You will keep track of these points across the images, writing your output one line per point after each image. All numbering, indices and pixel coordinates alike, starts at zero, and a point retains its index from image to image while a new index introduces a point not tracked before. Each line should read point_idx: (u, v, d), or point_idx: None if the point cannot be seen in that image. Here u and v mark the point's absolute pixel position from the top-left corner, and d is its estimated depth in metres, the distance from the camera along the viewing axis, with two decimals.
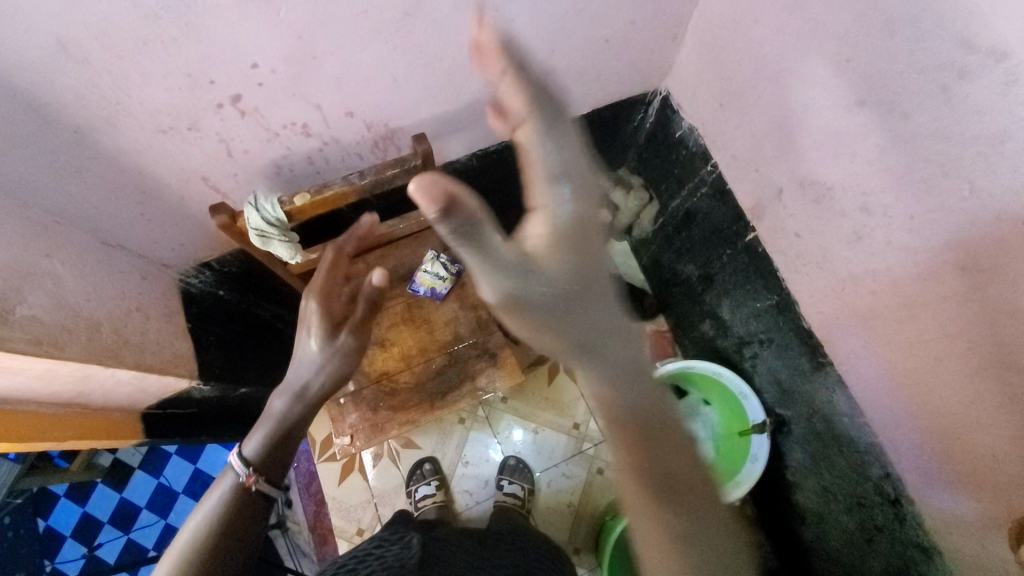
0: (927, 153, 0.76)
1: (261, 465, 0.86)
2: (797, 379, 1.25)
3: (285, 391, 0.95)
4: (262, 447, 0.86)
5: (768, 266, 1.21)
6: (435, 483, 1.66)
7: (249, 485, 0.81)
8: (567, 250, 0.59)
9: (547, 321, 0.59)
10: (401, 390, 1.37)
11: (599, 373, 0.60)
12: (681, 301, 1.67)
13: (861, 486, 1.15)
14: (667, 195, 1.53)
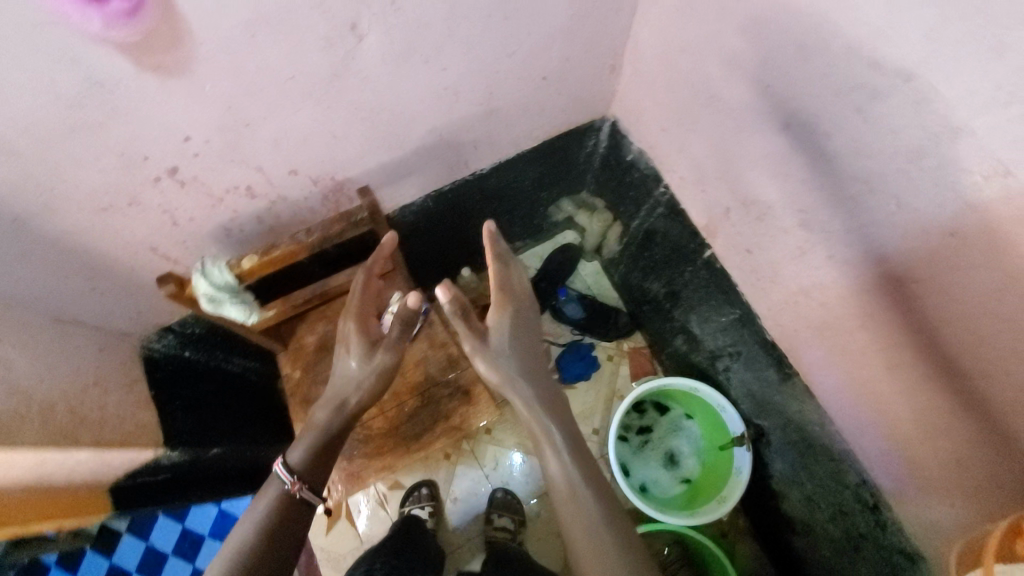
0: (852, 171, 0.78)
1: (303, 472, 1.03)
2: (767, 391, 1.25)
3: (327, 404, 1.13)
4: (303, 455, 1.05)
5: (727, 282, 1.22)
6: (429, 507, 1.65)
7: (294, 492, 0.99)
8: (508, 332, 1.15)
9: (495, 366, 1.11)
10: (376, 432, 1.37)
11: (520, 392, 1.10)
12: (652, 319, 1.68)
13: (842, 496, 1.15)
14: (628, 216, 1.54)
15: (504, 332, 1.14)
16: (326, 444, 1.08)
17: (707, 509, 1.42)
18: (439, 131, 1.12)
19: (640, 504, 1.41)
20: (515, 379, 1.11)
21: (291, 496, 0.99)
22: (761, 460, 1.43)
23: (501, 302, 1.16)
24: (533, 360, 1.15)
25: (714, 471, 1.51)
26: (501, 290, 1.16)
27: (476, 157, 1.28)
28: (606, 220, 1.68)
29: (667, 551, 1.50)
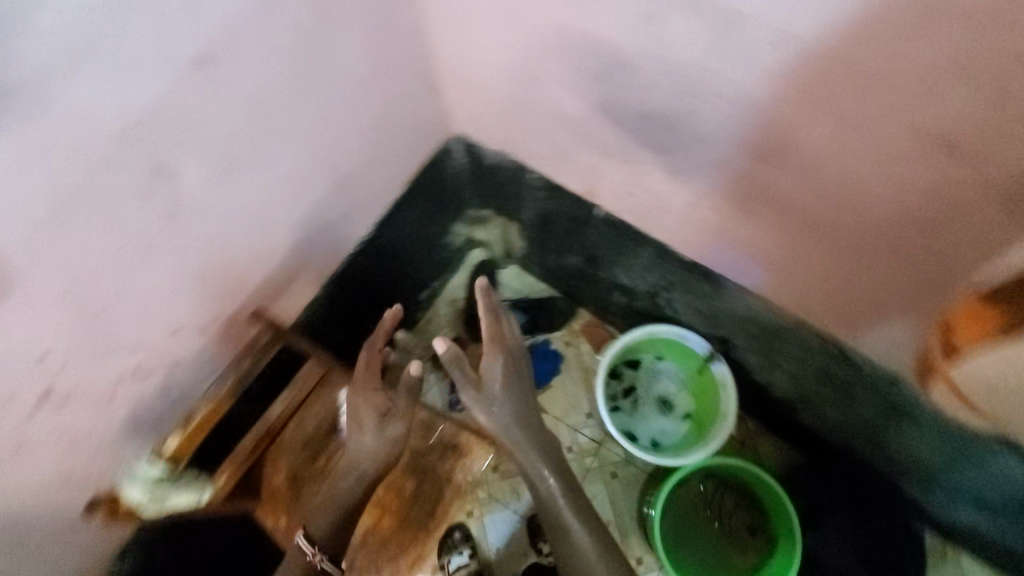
0: (671, 87, 0.83)
1: (325, 538, 1.13)
2: (707, 301, 1.32)
3: (346, 473, 1.13)
4: (324, 523, 1.12)
5: (628, 228, 1.28)
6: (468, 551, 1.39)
7: (315, 563, 1.11)
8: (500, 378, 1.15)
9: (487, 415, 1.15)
10: (387, 504, 1.37)
11: (513, 435, 1.16)
12: (587, 290, 1.71)
13: (811, 357, 1.23)
14: (517, 212, 1.57)
15: (499, 383, 1.14)
16: (350, 512, 1.14)
17: (714, 432, 1.48)
18: (304, 221, 1.10)
19: (662, 463, 1.44)
20: (514, 431, 1.15)
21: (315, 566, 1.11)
22: (735, 362, 1.51)
23: (491, 351, 1.15)
24: (526, 403, 1.18)
25: (702, 392, 1.57)
26: (492, 340, 1.15)
27: (350, 226, 1.26)
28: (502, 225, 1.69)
29: (703, 490, 1.54)
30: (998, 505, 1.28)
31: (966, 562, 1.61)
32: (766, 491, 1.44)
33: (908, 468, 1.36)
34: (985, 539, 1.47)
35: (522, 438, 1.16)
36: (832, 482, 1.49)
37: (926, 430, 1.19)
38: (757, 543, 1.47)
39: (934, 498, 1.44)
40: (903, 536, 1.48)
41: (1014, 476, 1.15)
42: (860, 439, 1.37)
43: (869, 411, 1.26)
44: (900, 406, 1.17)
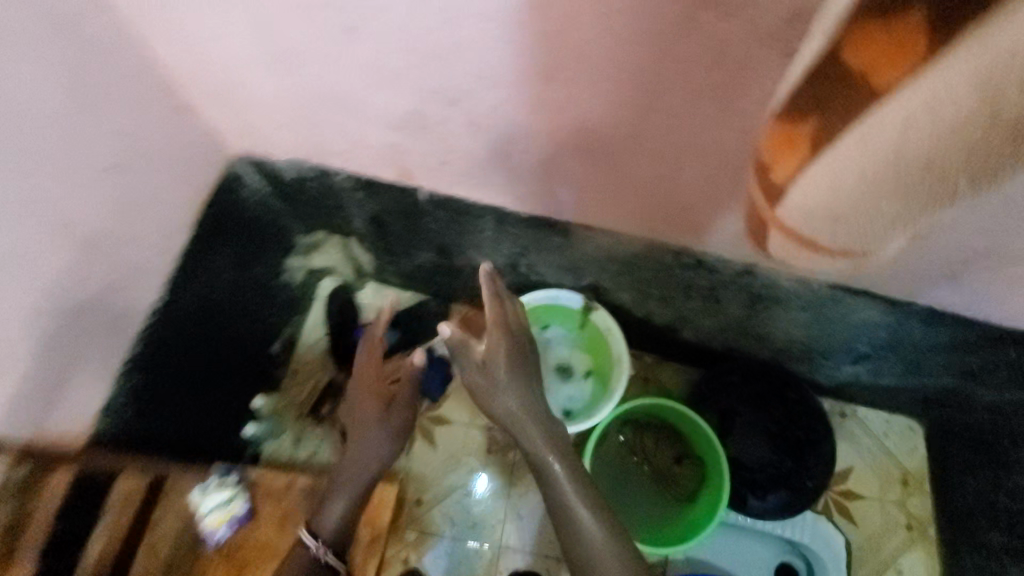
0: (413, 45, 0.78)
1: (330, 534, 1.04)
2: (561, 254, 1.28)
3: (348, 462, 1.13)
4: (338, 510, 1.06)
5: (460, 204, 1.18)
6: None
7: (322, 556, 1.01)
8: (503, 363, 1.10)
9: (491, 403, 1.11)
10: None
11: (520, 422, 1.10)
12: (450, 281, 1.63)
13: (673, 274, 1.24)
14: (344, 224, 1.43)
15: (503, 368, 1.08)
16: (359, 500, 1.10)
17: (614, 378, 1.45)
18: (64, 304, 0.90)
19: (579, 427, 1.39)
20: (518, 412, 1.10)
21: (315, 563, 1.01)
22: (611, 305, 1.50)
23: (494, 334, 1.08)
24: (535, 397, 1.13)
25: (595, 345, 1.52)
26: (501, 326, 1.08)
27: (136, 296, 1.06)
28: (339, 245, 1.62)
29: (626, 439, 1.50)
30: (871, 351, 1.36)
31: (860, 409, 1.77)
32: (681, 416, 1.44)
33: (789, 343, 1.44)
34: (871, 385, 1.59)
35: (526, 415, 1.10)
36: (735, 383, 1.58)
37: (789, 305, 1.23)
38: (690, 471, 1.43)
39: (818, 363, 1.54)
40: (807, 411, 1.55)
41: (872, 321, 1.22)
42: (743, 330, 1.43)
43: (738, 305, 1.30)
44: (759, 292, 1.22)
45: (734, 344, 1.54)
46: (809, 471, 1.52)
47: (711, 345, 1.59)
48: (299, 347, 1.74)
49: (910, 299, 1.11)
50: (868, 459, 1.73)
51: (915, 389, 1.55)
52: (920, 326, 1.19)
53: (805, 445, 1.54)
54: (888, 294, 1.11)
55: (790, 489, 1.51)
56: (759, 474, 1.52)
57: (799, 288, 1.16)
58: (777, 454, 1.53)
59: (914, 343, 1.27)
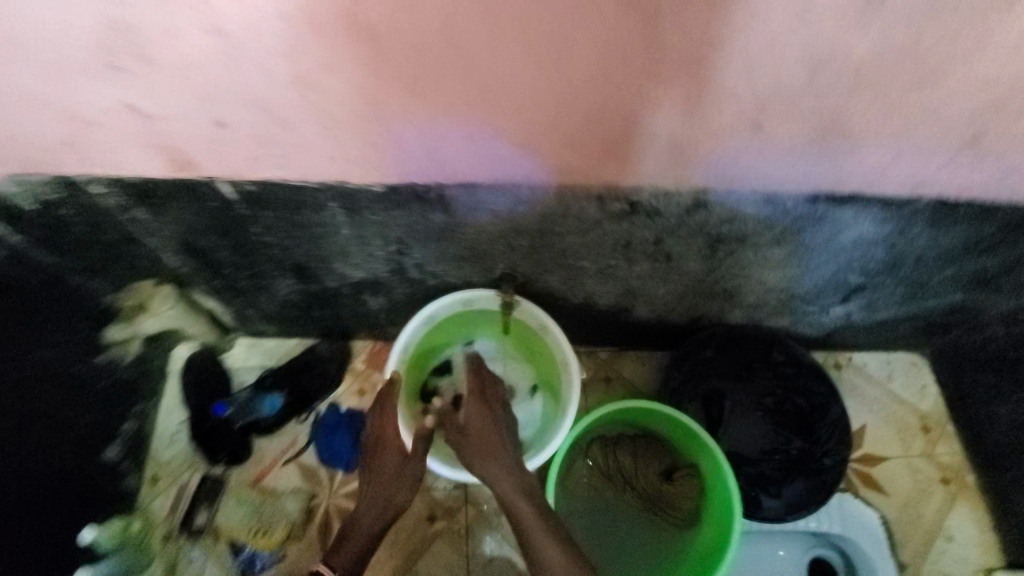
0: None
1: None
2: (452, 238, 0.94)
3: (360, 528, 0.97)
4: None
5: (283, 195, 0.82)
6: None
7: None
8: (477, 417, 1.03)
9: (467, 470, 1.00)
10: None
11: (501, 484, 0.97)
12: (334, 312, 1.26)
13: (604, 232, 0.91)
14: (157, 263, 1.03)
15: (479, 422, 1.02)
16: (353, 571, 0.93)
17: (563, 388, 1.12)
18: None
19: (534, 465, 1.04)
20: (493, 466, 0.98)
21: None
22: (540, 295, 1.17)
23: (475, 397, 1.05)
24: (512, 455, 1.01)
25: (531, 351, 1.21)
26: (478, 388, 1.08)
27: None
28: (177, 299, 1.22)
29: (598, 464, 1.14)
30: (862, 280, 1.09)
31: (856, 356, 1.51)
32: (662, 416, 1.09)
33: (764, 293, 1.15)
34: (865, 324, 1.33)
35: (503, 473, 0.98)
36: (711, 359, 1.28)
37: (760, 239, 0.94)
38: (687, 488, 1.08)
39: (801, 312, 1.26)
40: (802, 373, 1.27)
41: (866, 240, 0.93)
42: (707, 289, 1.13)
43: (696, 257, 1.00)
44: (718, 232, 0.91)
45: (700, 310, 1.24)
46: (825, 447, 1.22)
47: (673, 319, 1.29)
48: (154, 442, 1.28)
49: (912, 196, 0.83)
50: (879, 411, 1.46)
51: (915, 318, 1.29)
52: (924, 232, 0.92)
53: (811, 416, 1.24)
54: (883, 195, 0.83)
55: (809, 476, 1.19)
56: (767, 465, 1.21)
57: (769, 213, 0.86)
58: (780, 434, 1.23)
59: (916, 258, 1.00)
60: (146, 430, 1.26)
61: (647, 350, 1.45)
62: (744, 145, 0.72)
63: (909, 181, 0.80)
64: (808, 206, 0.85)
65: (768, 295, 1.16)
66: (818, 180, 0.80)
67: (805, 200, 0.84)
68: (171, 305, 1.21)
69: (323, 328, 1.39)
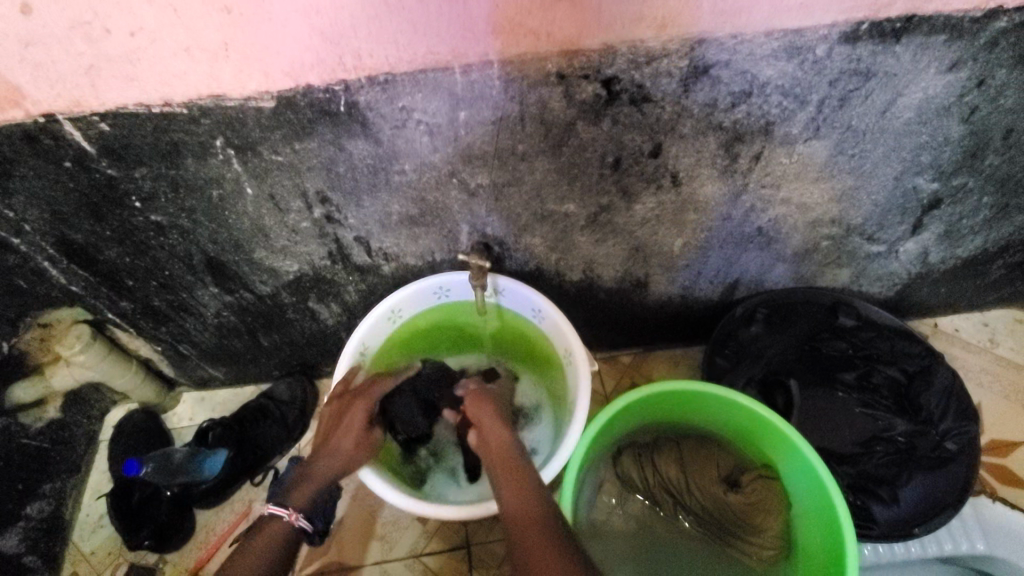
0: None
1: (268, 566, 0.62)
2: (390, 185, 0.73)
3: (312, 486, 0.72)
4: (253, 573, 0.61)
5: (153, 138, 0.64)
6: None
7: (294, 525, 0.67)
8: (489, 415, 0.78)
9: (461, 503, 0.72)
10: None
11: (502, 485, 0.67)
12: (280, 338, 1.03)
13: (583, 144, 0.69)
14: (43, 281, 0.84)
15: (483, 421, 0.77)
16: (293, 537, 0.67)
17: (570, 387, 0.83)
18: None
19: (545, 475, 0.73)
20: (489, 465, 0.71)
21: (293, 529, 0.67)
22: (527, 273, 0.93)
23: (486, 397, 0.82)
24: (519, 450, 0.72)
25: (528, 352, 0.95)
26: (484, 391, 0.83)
27: None
28: (99, 341, 0.96)
29: (635, 483, 0.84)
30: (936, 186, 0.83)
31: (944, 321, 1.18)
32: (717, 408, 0.81)
33: (811, 228, 0.88)
34: (949, 269, 1.03)
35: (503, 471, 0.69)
36: (760, 337, 1.00)
37: (792, 126, 0.70)
38: (762, 498, 0.78)
39: (864, 259, 0.98)
40: (882, 335, 0.98)
41: (933, 104, 0.70)
42: (736, 232, 0.87)
43: (712, 175, 0.76)
44: (734, 121, 0.68)
45: (733, 272, 0.97)
46: (940, 429, 0.90)
47: (700, 292, 1.02)
48: (74, 531, 1.06)
49: (988, 11, 0.61)
50: (992, 384, 1.11)
51: (1015, 249, 1.00)
52: (1013, 79, 0.69)
53: (913, 390, 0.93)
54: (948, 13, 0.60)
55: (930, 471, 0.87)
56: (870, 462, 0.89)
57: (795, 73, 0.64)
58: (878, 417, 0.91)
59: (1006, 131, 0.75)
60: (64, 514, 1.05)
61: (679, 346, 1.17)
62: None
63: None
64: (844, 53, 0.62)
65: (815, 232, 0.89)
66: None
67: (841, 42, 0.61)
68: (90, 350, 0.94)
69: (286, 365, 1.13)
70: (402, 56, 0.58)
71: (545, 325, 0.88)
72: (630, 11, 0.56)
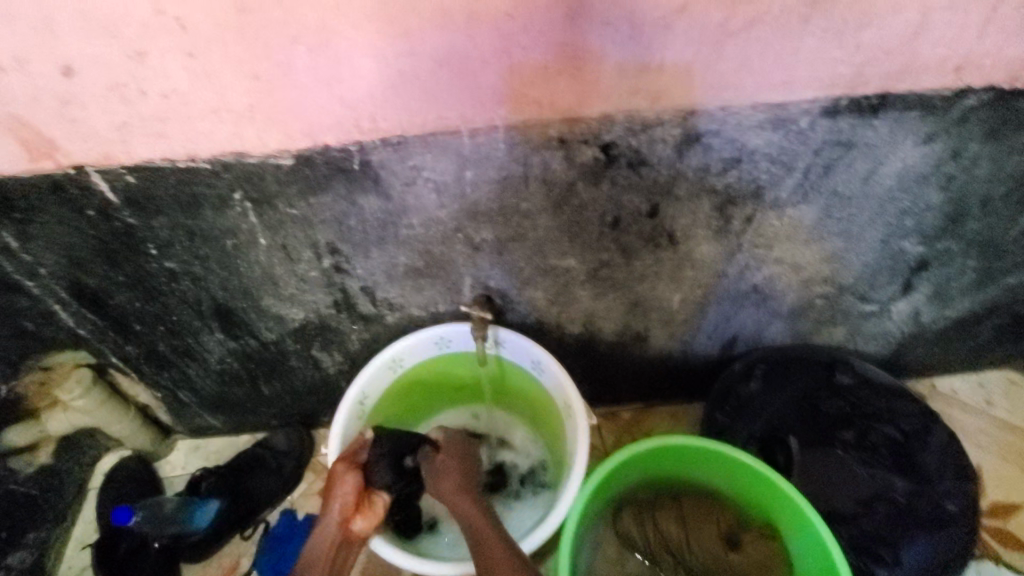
0: None
1: None
2: (398, 239, 0.76)
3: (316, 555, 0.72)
4: None
5: (174, 189, 0.68)
6: None
7: None
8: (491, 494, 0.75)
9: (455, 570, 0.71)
10: None
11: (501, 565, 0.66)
12: (281, 387, 1.03)
13: (584, 204, 0.73)
14: (51, 323, 0.85)
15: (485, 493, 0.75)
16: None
17: (569, 441, 0.83)
18: None
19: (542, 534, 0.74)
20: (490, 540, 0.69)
21: None
22: (528, 325, 0.94)
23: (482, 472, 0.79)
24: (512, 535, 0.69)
25: (528, 401, 0.95)
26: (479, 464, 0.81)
27: None
28: (100, 385, 0.95)
29: (635, 541, 0.83)
30: (922, 249, 0.86)
31: (941, 381, 1.19)
32: (717, 464, 0.80)
33: (804, 287, 0.91)
34: (942, 329, 1.05)
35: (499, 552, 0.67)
36: (760, 394, 1.00)
37: (781, 191, 0.74)
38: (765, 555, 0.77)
39: (857, 318, 0.99)
40: (878, 394, 0.99)
41: (913, 173, 0.74)
42: (732, 290, 0.90)
43: (707, 236, 0.79)
44: (726, 185, 0.72)
45: (730, 328, 0.99)
46: (940, 488, 0.90)
47: (698, 348, 1.03)
48: None
49: (956, 90, 0.66)
50: (993, 446, 1.10)
51: (1004, 310, 1.02)
52: (984, 152, 0.73)
53: (910, 447, 0.94)
54: (920, 92, 0.65)
55: (932, 531, 0.87)
56: (872, 522, 0.88)
57: (781, 142, 0.68)
58: (879, 476, 0.91)
59: (984, 199, 0.80)
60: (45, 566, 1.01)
61: (679, 402, 1.17)
62: (728, 28, 0.57)
63: (949, 64, 0.63)
64: (826, 125, 0.67)
65: (808, 291, 0.92)
66: (832, 76, 0.63)
67: (823, 115, 0.66)
68: (90, 394, 0.94)
69: (282, 415, 1.12)
70: (414, 119, 0.62)
71: (543, 380, 0.89)
72: (624, 83, 0.61)
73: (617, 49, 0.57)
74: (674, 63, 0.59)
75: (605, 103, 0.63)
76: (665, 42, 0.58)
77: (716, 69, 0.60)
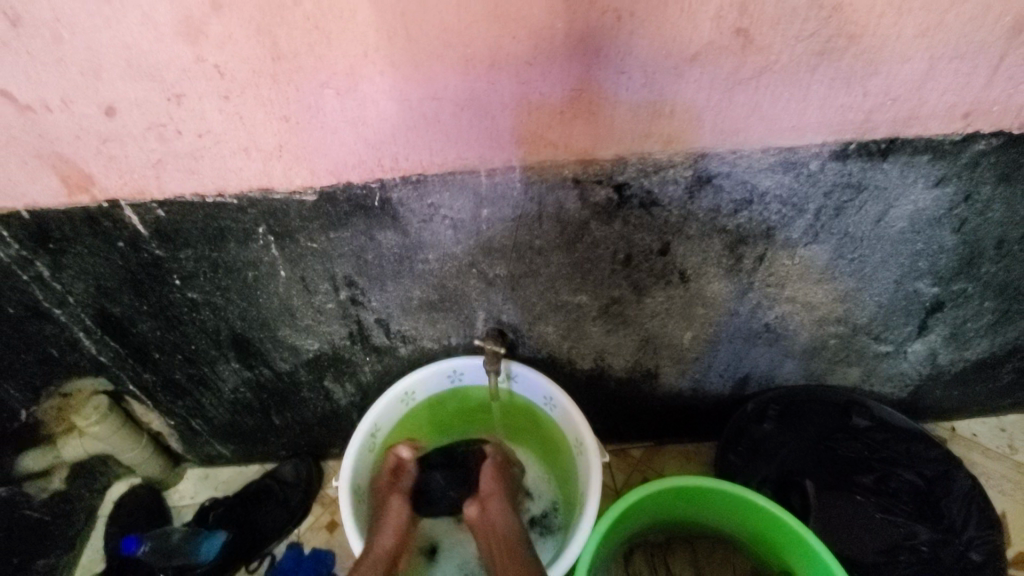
0: None
1: None
2: (414, 273, 0.77)
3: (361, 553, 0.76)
4: None
5: (200, 222, 0.70)
6: None
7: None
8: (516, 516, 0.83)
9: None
10: None
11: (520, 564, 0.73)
12: (293, 418, 1.04)
13: (596, 242, 0.74)
14: (74, 350, 0.87)
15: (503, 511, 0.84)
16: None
17: (580, 479, 0.82)
18: None
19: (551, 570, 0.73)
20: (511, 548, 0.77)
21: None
22: (539, 360, 0.94)
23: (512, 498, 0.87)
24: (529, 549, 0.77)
25: (540, 437, 0.95)
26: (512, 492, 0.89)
27: None
28: (116, 412, 0.96)
29: None
30: (937, 290, 0.86)
31: (961, 425, 1.16)
32: (738, 508, 0.78)
33: (817, 326, 0.90)
34: (960, 371, 1.03)
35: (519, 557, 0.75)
36: (773, 436, 0.99)
37: (792, 231, 0.75)
38: None
39: (873, 359, 0.98)
40: (896, 437, 0.97)
41: (924, 215, 0.75)
42: (745, 328, 0.89)
43: (719, 274, 0.80)
44: (737, 225, 0.73)
45: (743, 367, 0.98)
46: (965, 538, 0.89)
47: (711, 387, 1.02)
48: None
49: (965, 135, 0.67)
50: (1017, 493, 1.07)
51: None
52: (996, 195, 0.74)
53: (933, 494, 0.93)
54: (929, 137, 0.67)
55: None
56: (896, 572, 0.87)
57: (792, 184, 0.70)
58: (900, 523, 0.91)
59: (998, 242, 0.80)
60: None
61: (691, 440, 1.15)
62: (738, 75, 0.59)
63: (956, 112, 0.65)
64: (837, 167, 0.68)
65: (821, 330, 0.91)
66: (841, 122, 0.64)
67: (833, 158, 0.68)
68: (105, 421, 0.95)
69: (292, 446, 1.12)
70: (432, 158, 0.64)
71: (553, 414, 0.88)
72: (635, 128, 0.63)
73: (629, 95, 0.60)
74: (685, 109, 0.62)
75: (618, 146, 0.65)
76: (677, 88, 0.60)
77: (726, 115, 0.62)
